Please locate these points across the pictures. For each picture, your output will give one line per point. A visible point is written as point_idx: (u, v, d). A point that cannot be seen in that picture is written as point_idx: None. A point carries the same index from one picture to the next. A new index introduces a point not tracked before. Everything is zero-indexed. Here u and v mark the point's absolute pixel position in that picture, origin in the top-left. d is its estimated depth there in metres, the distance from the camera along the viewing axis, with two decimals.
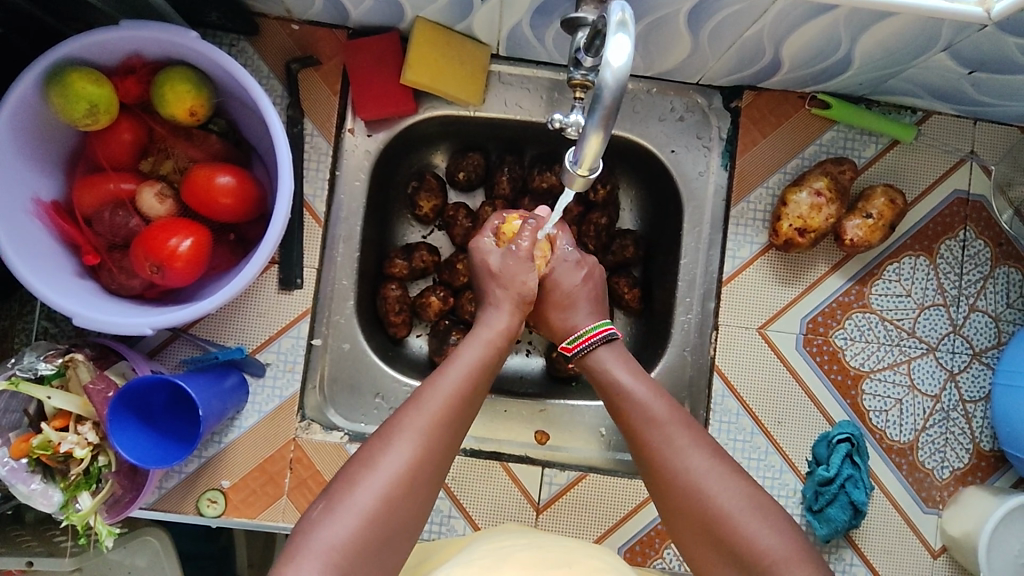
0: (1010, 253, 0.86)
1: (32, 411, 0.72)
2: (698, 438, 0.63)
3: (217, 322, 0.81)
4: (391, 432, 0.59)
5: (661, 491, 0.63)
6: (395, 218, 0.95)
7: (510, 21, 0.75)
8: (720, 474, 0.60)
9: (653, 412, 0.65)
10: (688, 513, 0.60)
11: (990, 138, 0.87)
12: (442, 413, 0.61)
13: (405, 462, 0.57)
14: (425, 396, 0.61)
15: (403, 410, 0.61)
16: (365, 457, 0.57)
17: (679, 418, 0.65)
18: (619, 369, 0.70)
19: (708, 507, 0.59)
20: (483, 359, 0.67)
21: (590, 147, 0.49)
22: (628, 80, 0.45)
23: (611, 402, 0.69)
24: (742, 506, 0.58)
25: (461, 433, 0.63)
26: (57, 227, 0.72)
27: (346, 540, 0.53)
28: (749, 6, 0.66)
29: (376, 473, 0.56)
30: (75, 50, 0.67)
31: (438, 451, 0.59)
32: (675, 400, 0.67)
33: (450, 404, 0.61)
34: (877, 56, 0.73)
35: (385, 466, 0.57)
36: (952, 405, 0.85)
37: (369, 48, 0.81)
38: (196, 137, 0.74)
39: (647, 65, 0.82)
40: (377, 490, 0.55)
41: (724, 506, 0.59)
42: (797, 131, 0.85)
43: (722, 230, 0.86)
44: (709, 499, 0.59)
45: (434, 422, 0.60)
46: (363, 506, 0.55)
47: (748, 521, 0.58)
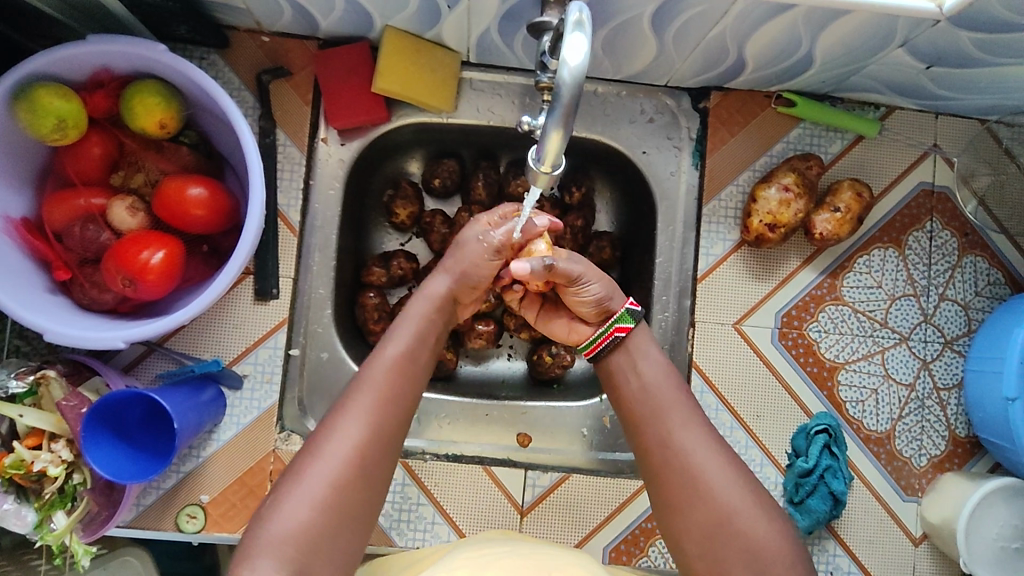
0: (976, 243, 0.88)
1: (3, 430, 0.70)
2: (706, 434, 0.63)
3: (193, 335, 0.81)
4: (336, 417, 0.59)
5: (656, 480, 0.63)
6: (371, 226, 0.95)
7: (478, 28, 0.76)
8: (723, 466, 0.61)
9: (660, 399, 0.65)
10: (686, 503, 0.60)
11: (952, 131, 0.89)
12: (385, 393, 0.61)
13: (349, 446, 0.58)
14: (367, 380, 0.61)
15: (347, 395, 0.61)
16: (313, 445, 0.58)
17: (684, 407, 0.65)
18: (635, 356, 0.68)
19: (710, 497, 0.60)
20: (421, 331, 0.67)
21: (552, 144, 0.49)
22: (585, 79, 0.46)
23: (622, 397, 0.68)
24: (743, 499, 0.60)
25: (404, 414, 0.63)
26: (26, 242, 0.72)
27: (299, 529, 0.54)
28: (710, 7, 0.67)
29: (323, 461, 0.57)
30: (41, 66, 0.66)
31: (381, 437, 0.60)
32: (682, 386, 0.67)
33: (393, 381, 0.62)
34: (837, 53, 0.75)
35: (331, 452, 0.57)
36: (927, 394, 0.87)
37: (339, 58, 0.82)
38: (167, 150, 0.74)
39: (616, 68, 0.84)
40: (327, 475, 0.56)
41: (723, 498, 0.59)
42: (765, 130, 0.87)
43: (695, 228, 0.87)
44: (710, 489, 0.60)
45: (375, 405, 0.60)
46: (313, 495, 0.55)
47: (748, 513, 0.59)
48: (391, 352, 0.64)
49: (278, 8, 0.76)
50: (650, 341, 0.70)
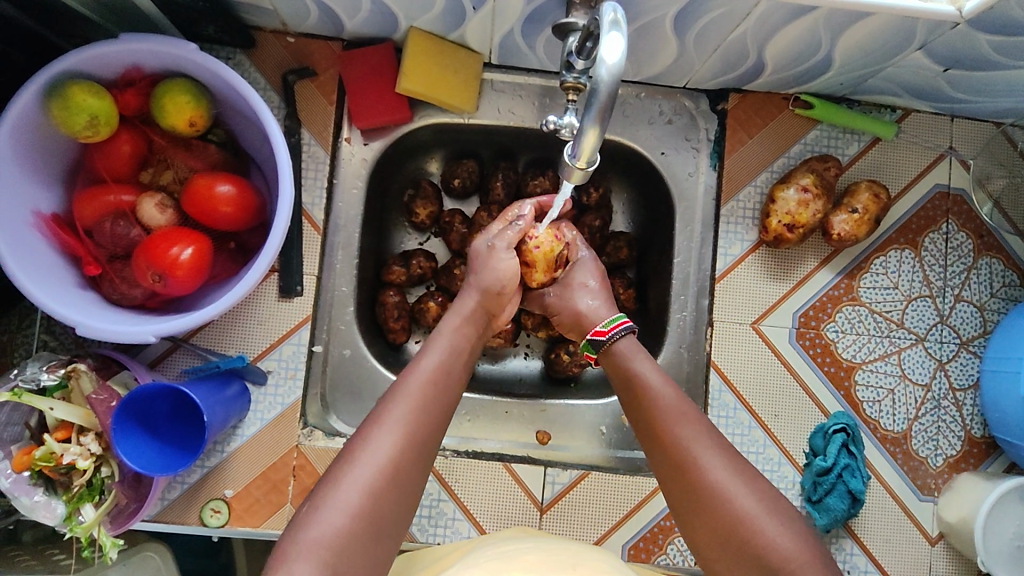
0: (992, 244, 0.89)
1: (33, 424, 0.71)
2: (714, 438, 0.62)
3: (217, 331, 0.82)
4: (372, 423, 0.59)
5: (676, 495, 0.62)
6: (391, 226, 0.97)
7: (502, 30, 0.78)
8: (739, 478, 0.59)
9: (669, 411, 0.65)
10: (703, 516, 0.59)
11: (967, 134, 0.90)
12: (418, 405, 0.61)
13: (387, 451, 0.57)
14: (404, 388, 0.61)
15: (383, 402, 0.61)
16: (350, 451, 0.58)
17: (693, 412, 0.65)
18: (638, 362, 0.70)
19: (729, 511, 0.58)
20: (456, 342, 0.68)
21: (586, 142, 0.50)
22: (621, 78, 0.47)
23: (633, 402, 0.68)
24: (760, 510, 0.57)
25: (442, 426, 0.62)
26: (57, 238, 0.73)
27: (336, 533, 0.53)
28: (733, 9, 0.68)
29: (360, 466, 0.56)
30: (75, 63, 0.68)
31: (416, 450, 0.59)
32: (690, 398, 0.66)
33: (429, 392, 0.62)
34: (856, 56, 0.76)
35: (369, 459, 0.56)
36: (943, 394, 0.87)
37: (364, 58, 0.83)
38: (195, 148, 0.75)
39: (636, 70, 0.85)
40: (364, 480, 0.55)
41: (743, 510, 0.58)
42: (783, 132, 0.88)
43: (713, 228, 0.88)
44: (727, 502, 0.58)
45: (412, 411, 0.60)
46: (351, 499, 0.55)
47: (767, 524, 0.57)
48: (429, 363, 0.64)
49: (306, 8, 0.77)
50: (636, 355, 0.71)
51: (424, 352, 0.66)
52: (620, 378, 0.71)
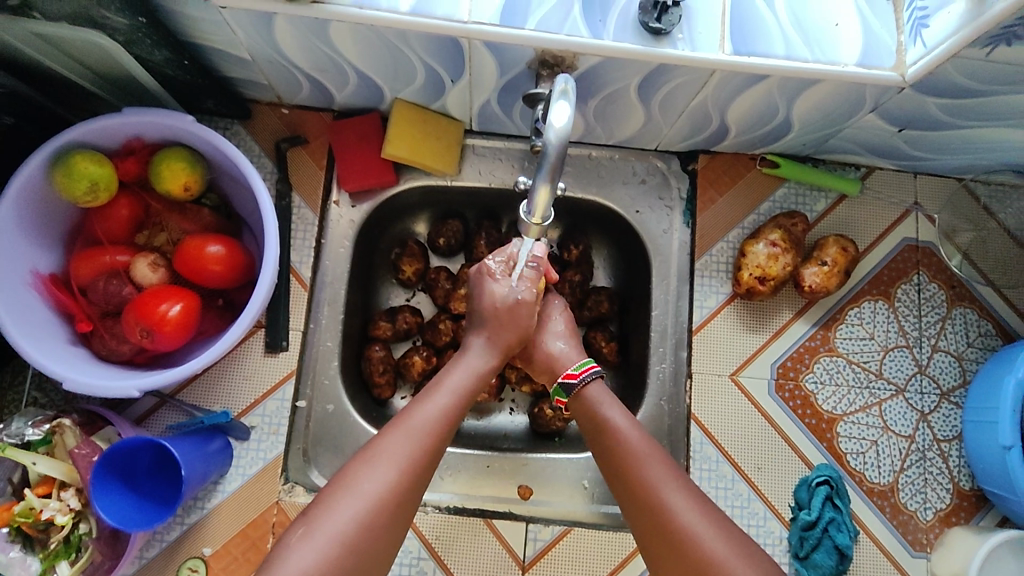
0: (964, 295, 0.91)
1: (15, 480, 0.72)
2: (683, 482, 0.65)
3: (204, 386, 0.84)
4: (372, 456, 0.63)
5: (649, 538, 0.64)
6: (379, 283, 1.01)
7: (479, 100, 0.83)
8: (712, 520, 0.62)
9: (641, 451, 0.68)
10: (677, 557, 0.61)
11: (931, 190, 0.93)
12: (426, 439, 0.65)
13: (378, 489, 0.61)
14: (414, 422, 0.66)
15: (387, 434, 0.65)
16: (348, 480, 0.61)
17: (664, 463, 0.67)
18: (609, 407, 0.73)
19: (702, 553, 0.60)
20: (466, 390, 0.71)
21: (539, 200, 0.55)
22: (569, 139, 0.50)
23: (605, 445, 0.71)
24: (733, 553, 0.60)
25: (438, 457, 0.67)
26: (53, 297, 0.76)
27: (317, 564, 0.56)
28: (691, 79, 0.73)
29: (351, 499, 0.60)
30: (79, 135, 0.72)
31: (412, 482, 0.63)
32: (661, 445, 0.69)
33: (433, 428, 0.66)
34: (814, 118, 0.80)
35: (365, 490, 0.60)
36: (927, 445, 0.87)
37: (352, 127, 0.88)
38: (189, 211, 0.79)
39: (609, 135, 0.90)
40: (352, 515, 0.59)
41: (718, 552, 0.60)
42: (752, 189, 0.92)
43: (688, 282, 0.91)
44: (700, 544, 0.60)
45: (416, 447, 0.64)
46: (341, 530, 0.58)
47: (742, 567, 0.59)
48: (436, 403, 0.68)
49: (297, 82, 0.83)
50: (605, 399, 0.74)
51: (435, 391, 0.70)
52: (592, 421, 0.73)
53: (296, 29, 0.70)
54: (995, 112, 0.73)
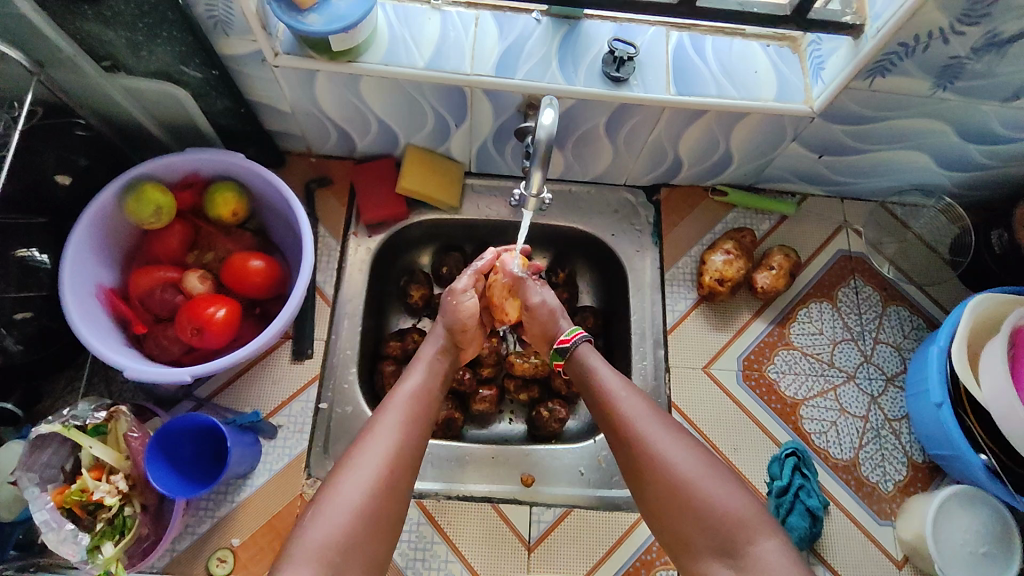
0: (896, 295, 1.06)
1: (69, 467, 0.80)
2: (666, 427, 0.75)
3: (238, 390, 0.94)
4: (367, 435, 0.72)
5: (630, 468, 0.76)
6: (389, 309, 1.13)
7: (477, 142, 1.01)
8: (680, 448, 0.73)
9: (618, 393, 0.79)
10: (651, 482, 0.72)
11: (857, 211, 1.11)
12: (407, 415, 0.76)
13: (379, 459, 0.70)
14: (395, 398, 0.78)
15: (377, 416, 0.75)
16: (347, 459, 0.70)
17: (646, 411, 0.77)
18: (597, 367, 0.83)
19: (674, 475, 0.71)
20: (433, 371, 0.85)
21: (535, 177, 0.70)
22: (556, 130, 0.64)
23: (595, 402, 0.81)
24: (700, 476, 0.71)
25: (425, 428, 0.77)
26: (113, 308, 0.88)
27: (340, 529, 0.64)
28: (646, 116, 0.91)
29: (358, 470, 0.68)
30: (148, 169, 0.87)
31: (405, 451, 0.72)
32: (643, 397, 0.80)
33: (411, 405, 0.78)
34: (750, 149, 0.99)
35: (364, 463, 0.69)
36: (880, 424, 0.98)
37: (370, 169, 1.05)
38: (234, 232, 0.95)
39: (584, 171, 1.07)
40: (361, 484, 0.67)
41: (687, 473, 0.71)
42: (707, 214, 1.09)
43: (661, 290, 1.05)
44: (672, 467, 0.71)
45: (401, 421, 0.75)
46: (352, 500, 0.66)
47: (708, 485, 0.70)
48: (408, 385, 0.80)
49: (327, 132, 1.01)
50: (594, 358, 0.85)
51: (406, 378, 0.82)
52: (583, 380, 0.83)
53: (333, 84, 0.88)
54: (888, 135, 0.93)
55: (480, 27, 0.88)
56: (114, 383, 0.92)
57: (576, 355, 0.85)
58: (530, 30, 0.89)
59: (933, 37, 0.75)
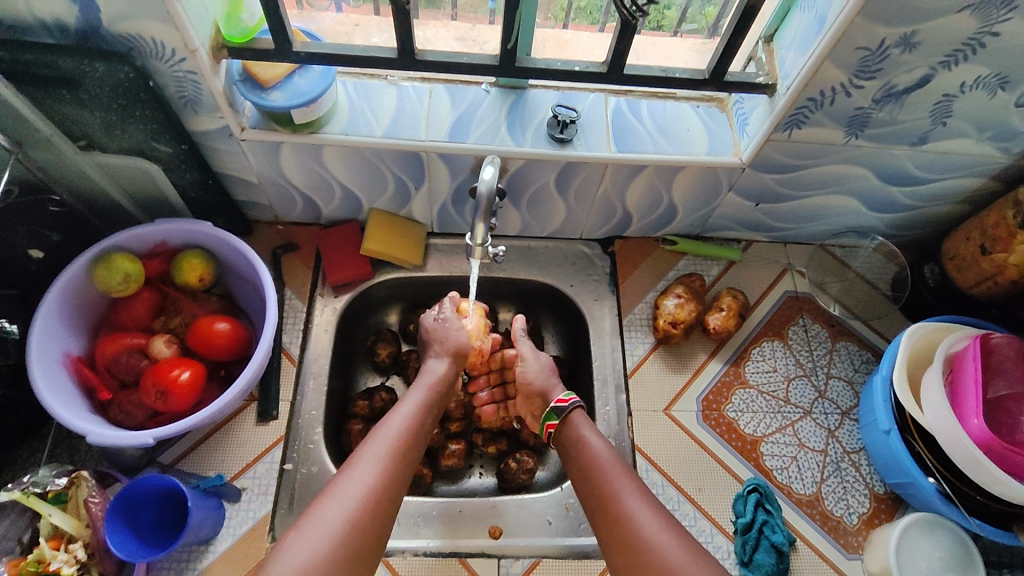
0: (843, 331, 1.11)
1: (26, 540, 0.79)
2: (649, 499, 0.78)
3: (202, 454, 0.94)
4: (353, 464, 0.74)
5: (608, 535, 0.77)
6: (357, 368, 1.15)
7: (437, 203, 1.07)
8: (667, 530, 0.73)
9: (611, 472, 0.81)
10: (638, 564, 0.72)
11: (801, 254, 1.17)
12: (395, 447, 0.77)
13: (363, 488, 0.71)
14: (383, 429, 0.79)
15: (361, 448, 0.76)
16: (332, 488, 0.71)
17: (630, 481, 0.80)
18: (589, 436, 0.87)
19: (660, 556, 0.70)
20: (427, 400, 0.85)
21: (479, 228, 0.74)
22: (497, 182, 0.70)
23: (582, 466, 0.84)
24: (688, 561, 0.70)
25: (411, 458, 0.78)
26: (79, 374, 0.89)
27: (314, 556, 0.64)
28: (591, 173, 0.98)
29: (341, 499, 0.69)
30: (118, 240, 0.91)
31: (390, 481, 0.73)
32: (630, 469, 0.83)
33: (401, 438, 0.78)
34: (691, 200, 1.06)
35: (346, 493, 0.70)
36: (840, 457, 1.00)
37: (335, 233, 1.10)
38: (200, 298, 0.97)
39: (541, 227, 1.13)
40: (341, 512, 0.68)
41: (664, 553, 0.71)
42: (660, 263, 1.15)
43: (619, 337, 1.08)
44: (659, 548, 0.71)
45: (388, 454, 0.76)
46: (331, 528, 0.67)
47: (689, 572, 0.69)
48: (399, 416, 0.81)
49: (293, 200, 1.06)
50: (587, 427, 0.89)
51: (395, 410, 0.83)
52: (574, 446, 0.87)
53: (296, 154, 0.94)
54: (816, 181, 1.01)
55: (434, 98, 0.96)
56: (78, 452, 0.92)
57: (574, 428, 0.89)
58: (481, 99, 0.97)
59: (837, 91, 0.84)
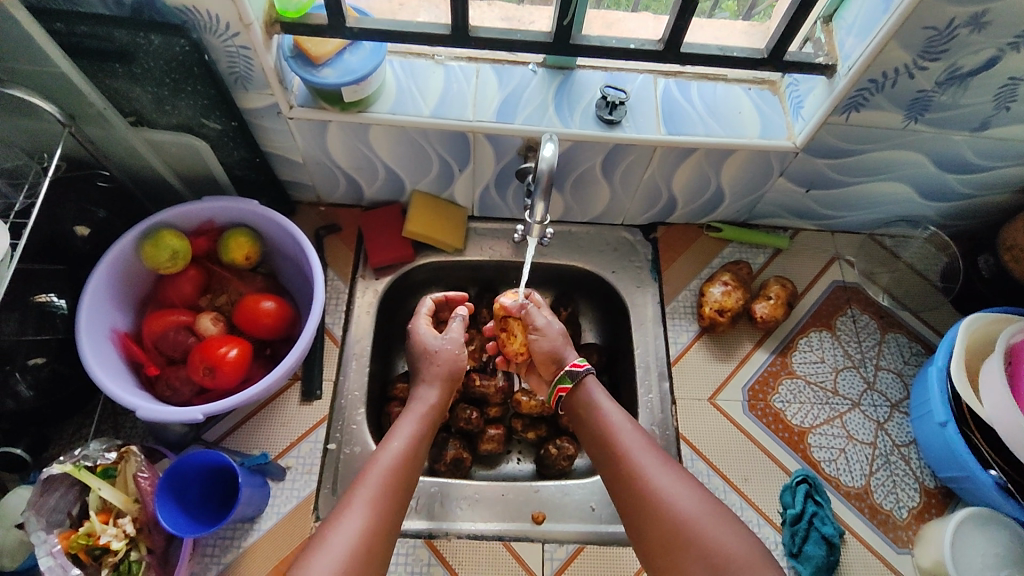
0: (893, 322, 1.08)
1: (75, 512, 0.79)
2: (665, 463, 0.77)
3: (246, 433, 0.94)
4: (340, 513, 0.71)
5: (624, 500, 0.76)
6: (396, 352, 1.14)
7: (480, 186, 1.06)
8: (683, 487, 0.73)
9: (621, 431, 0.80)
10: (652, 526, 0.72)
11: (848, 243, 1.15)
12: (384, 487, 0.74)
13: (350, 540, 0.68)
14: (374, 468, 0.76)
15: (352, 490, 0.74)
16: (320, 538, 0.68)
17: (643, 443, 0.79)
18: (599, 401, 0.85)
19: (675, 515, 0.71)
20: (417, 435, 0.81)
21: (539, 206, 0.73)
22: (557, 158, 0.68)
23: (593, 430, 0.83)
24: (707, 516, 0.70)
25: (402, 494, 0.76)
26: (127, 350, 0.89)
27: None
28: (639, 156, 0.96)
29: (330, 551, 0.67)
30: (167, 217, 0.91)
31: (376, 530, 0.71)
32: (644, 433, 0.81)
33: (390, 477, 0.75)
34: (739, 186, 1.04)
35: (335, 544, 0.67)
36: (889, 450, 0.98)
37: (378, 215, 1.09)
38: (246, 277, 0.98)
39: (583, 212, 1.12)
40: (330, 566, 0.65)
41: (684, 511, 0.71)
42: (704, 250, 1.13)
43: (662, 324, 1.07)
44: (674, 507, 0.71)
45: (373, 499, 0.72)
46: None
47: (711, 527, 0.69)
48: (393, 448, 0.78)
49: (336, 181, 1.06)
50: (597, 390, 0.86)
51: (392, 437, 0.80)
52: (584, 409, 0.86)
53: (344, 133, 0.93)
54: (869, 167, 0.98)
55: (481, 78, 0.95)
56: (123, 428, 0.93)
57: (585, 390, 0.86)
58: (528, 79, 0.96)
59: (900, 72, 0.81)
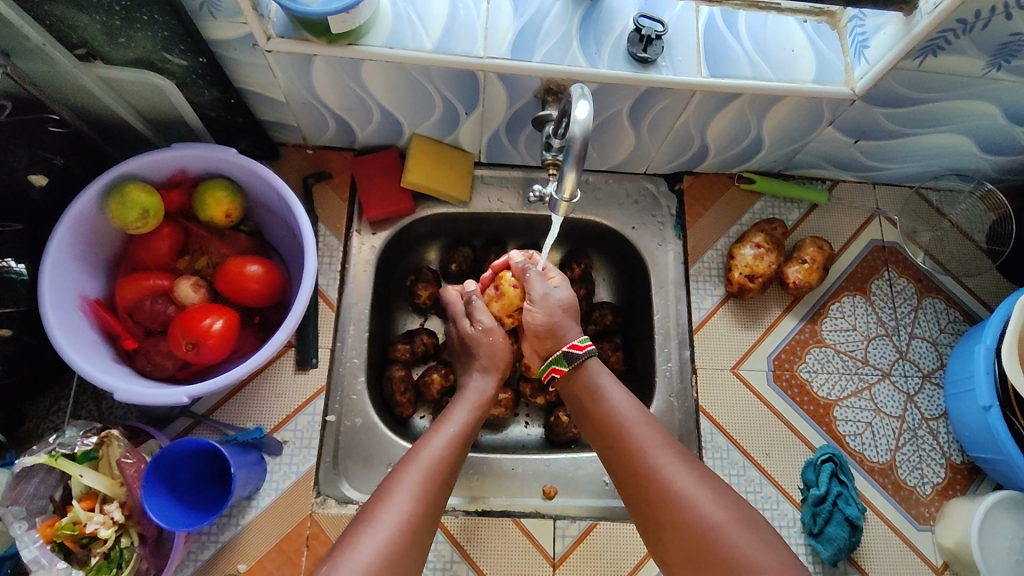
0: (931, 287, 1.01)
1: (58, 497, 0.74)
2: (682, 458, 0.71)
3: (237, 405, 0.88)
4: (388, 491, 0.67)
5: (637, 496, 0.71)
6: (396, 310, 1.06)
7: (489, 131, 0.93)
8: (704, 489, 0.68)
9: (633, 423, 0.74)
10: (674, 527, 0.66)
11: (889, 197, 1.05)
12: (430, 474, 0.70)
13: (397, 520, 0.64)
14: (421, 455, 0.71)
15: (399, 470, 0.70)
16: (368, 517, 0.65)
17: (656, 434, 0.73)
18: (605, 386, 0.79)
19: (696, 519, 0.65)
20: (461, 434, 0.76)
21: (568, 180, 0.63)
22: (590, 127, 0.58)
23: (599, 417, 0.77)
24: (728, 521, 0.65)
25: (449, 485, 0.72)
26: (99, 319, 0.81)
27: None
28: (674, 101, 0.84)
29: (379, 529, 0.63)
30: (132, 168, 0.79)
31: (425, 516, 0.67)
32: (654, 422, 0.75)
33: (435, 464, 0.71)
34: (780, 136, 0.92)
35: (384, 522, 0.64)
36: (917, 424, 0.94)
37: (373, 161, 0.98)
38: (228, 236, 0.88)
39: (602, 159, 1.00)
40: (374, 545, 0.62)
41: (705, 515, 0.65)
42: (733, 203, 1.03)
43: (685, 288, 0.99)
44: (695, 509, 0.66)
45: (423, 483, 0.68)
46: (367, 561, 0.60)
47: (733, 532, 0.64)
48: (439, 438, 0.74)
49: (325, 122, 0.93)
50: (602, 373, 0.80)
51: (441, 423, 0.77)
52: (589, 393, 0.79)
53: (333, 70, 0.80)
54: (932, 118, 0.87)
55: (493, 3, 0.80)
56: (105, 400, 0.86)
57: (590, 376, 0.80)
58: (549, 5, 0.81)
59: (997, 12, 0.68)
